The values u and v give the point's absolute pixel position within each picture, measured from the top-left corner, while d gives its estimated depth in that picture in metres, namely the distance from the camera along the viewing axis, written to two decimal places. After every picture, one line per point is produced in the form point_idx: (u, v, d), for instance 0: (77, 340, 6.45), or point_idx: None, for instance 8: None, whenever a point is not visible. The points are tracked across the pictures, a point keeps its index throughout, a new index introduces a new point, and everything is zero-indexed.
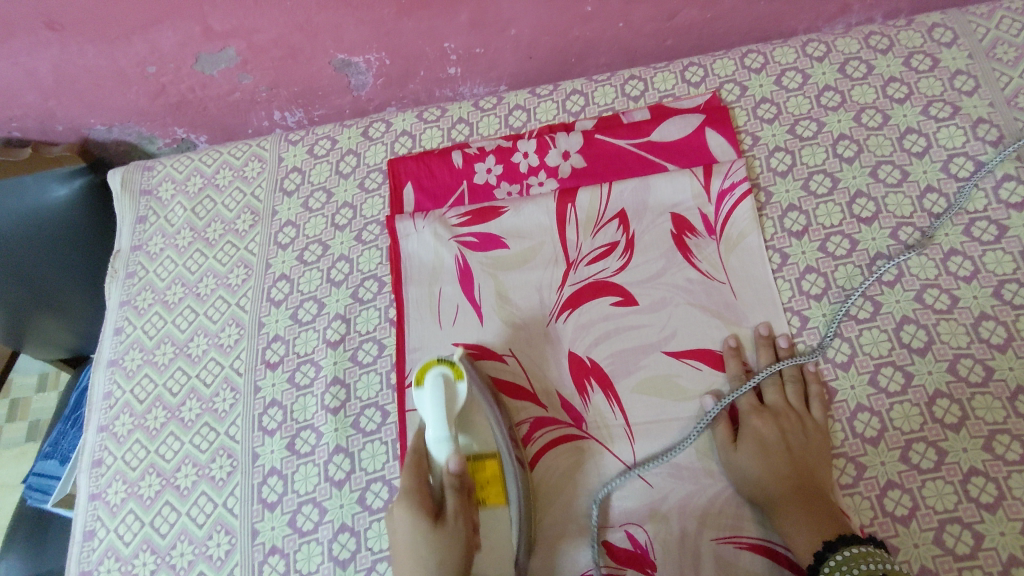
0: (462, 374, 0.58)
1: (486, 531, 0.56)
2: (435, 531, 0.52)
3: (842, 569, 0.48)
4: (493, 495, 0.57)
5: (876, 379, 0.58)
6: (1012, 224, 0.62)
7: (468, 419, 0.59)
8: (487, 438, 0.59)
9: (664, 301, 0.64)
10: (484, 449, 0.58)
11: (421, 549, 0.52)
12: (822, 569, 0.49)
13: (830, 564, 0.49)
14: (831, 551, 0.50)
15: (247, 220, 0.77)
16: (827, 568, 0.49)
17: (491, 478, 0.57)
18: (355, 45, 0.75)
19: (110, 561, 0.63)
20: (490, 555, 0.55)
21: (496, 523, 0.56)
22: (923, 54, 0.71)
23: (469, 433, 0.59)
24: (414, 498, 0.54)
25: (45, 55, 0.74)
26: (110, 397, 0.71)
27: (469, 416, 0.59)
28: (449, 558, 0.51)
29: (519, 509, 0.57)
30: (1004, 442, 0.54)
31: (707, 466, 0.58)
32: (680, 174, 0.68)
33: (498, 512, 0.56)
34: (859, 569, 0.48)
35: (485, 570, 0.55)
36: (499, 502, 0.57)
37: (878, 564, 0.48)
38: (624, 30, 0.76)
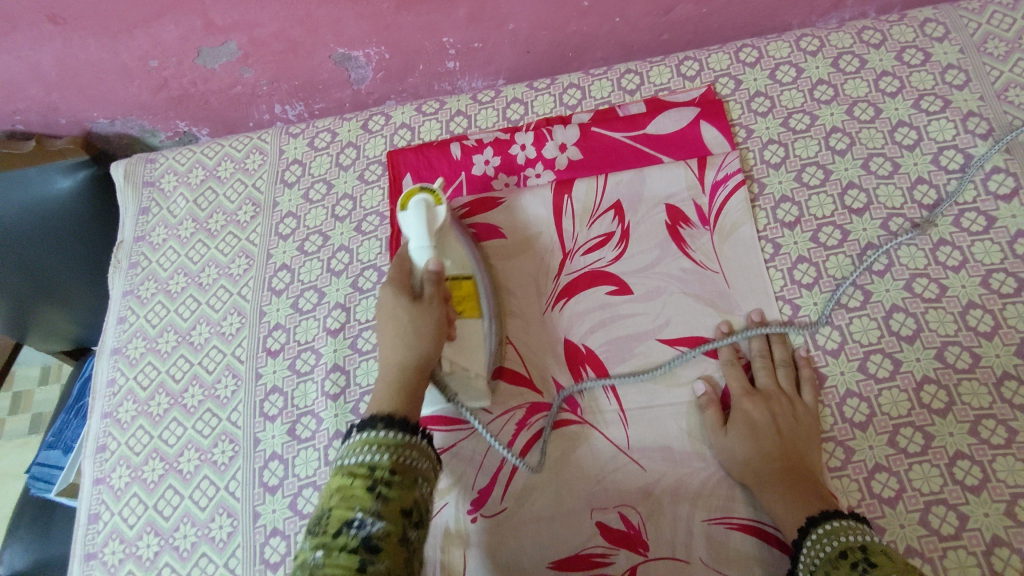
0: (441, 201, 0.64)
1: (462, 333, 0.62)
2: (413, 311, 0.57)
3: (822, 542, 0.49)
4: (469, 308, 0.63)
5: (865, 366, 0.60)
6: (1000, 215, 0.63)
7: (446, 241, 0.64)
8: (464, 263, 0.64)
9: (659, 290, 0.65)
10: (460, 270, 0.64)
11: (399, 328, 0.57)
12: (804, 544, 0.51)
13: (811, 538, 0.50)
14: (812, 526, 0.51)
15: (248, 211, 0.78)
16: (809, 542, 0.50)
17: (466, 295, 0.63)
18: (355, 39, 0.76)
19: (115, 543, 0.64)
20: (461, 350, 0.61)
21: (471, 328, 0.62)
22: (915, 48, 0.72)
23: (446, 255, 0.64)
24: (397, 288, 0.59)
25: (49, 48, 0.75)
26: (114, 384, 0.73)
27: (446, 239, 0.64)
28: (423, 339, 0.56)
29: (491, 325, 0.63)
30: (990, 426, 0.56)
31: (698, 450, 0.59)
32: (675, 166, 0.69)
33: (472, 323, 0.62)
34: (837, 542, 0.49)
35: (456, 357, 0.61)
36: (474, 314, 0.63)
37: (857, 536, 0.49)
38: (621, 25, 0.77)
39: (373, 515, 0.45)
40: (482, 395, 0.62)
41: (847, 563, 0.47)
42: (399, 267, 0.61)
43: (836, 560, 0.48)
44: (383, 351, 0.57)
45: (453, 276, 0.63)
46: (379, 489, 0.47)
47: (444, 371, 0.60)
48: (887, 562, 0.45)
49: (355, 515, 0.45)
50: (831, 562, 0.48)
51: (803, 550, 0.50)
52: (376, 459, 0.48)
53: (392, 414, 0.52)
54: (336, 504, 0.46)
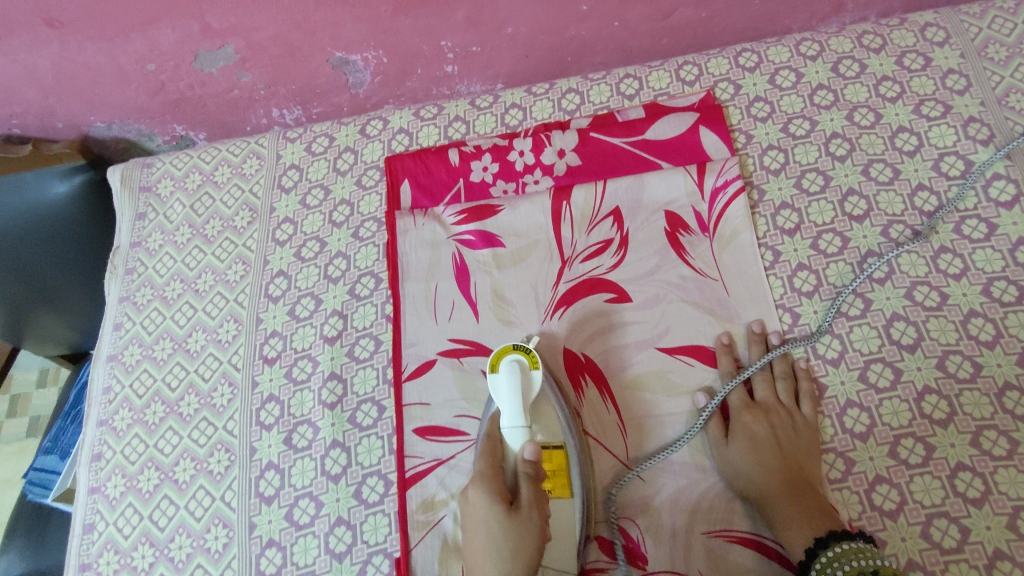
0: (536, 362, 0.59)
1: (555, 520, 0.58)
2: (508, 523, 0.53)
3: (833, 566, 0.49)
4: (560, 486, 0.58)
5: (865, 375, 0.59)
6: (1002, 223, 0.62)
7: (538, 410, 0.60)
8: (555, 430, 0.60)
9: (658, 299, 0.64)
10: (551, 439, 0.59)
11: (489, 549, 0.53)
12: (813, 568, 0.50)
13: (822, 561, 0.50)
14: (822, 547, 0.50)
15: (244, 217, 0.78)
16: (819, 566, 0.50)
17: (556, 470, 0.59)
18: (353, 43, 0.76)
19: (110, 554, 0.64)
20: (557, 547, 0.57)
21: (562, 513, 0.58)
22: (915, 53, 0.71)
23: (537, 424, 0.60)
24: (488, 487, 0.55)
25: (45, 52, 0.74)
26: (110, 392, 0.72)
27: (540, 409, 0.60)
28: (520, 560, 0.53)
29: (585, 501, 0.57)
30: (991, 437, 0.55)
31: (698, 461, 0.58)
32: (674, 173, 0.69)
33: (564, 505, 0.58)
34: (848, 565, 0.48)
35: (552, 559, 0.57)
36: (565, 495, 0.58)
37: (866, 560, 0.48)
38: (619, 29, 0.76)
39: None
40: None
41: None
42: (488, 449, 0.57)
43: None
44: (476, 556, 0.54)
45: (545, 446, 0.59)
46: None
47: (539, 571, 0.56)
48: None
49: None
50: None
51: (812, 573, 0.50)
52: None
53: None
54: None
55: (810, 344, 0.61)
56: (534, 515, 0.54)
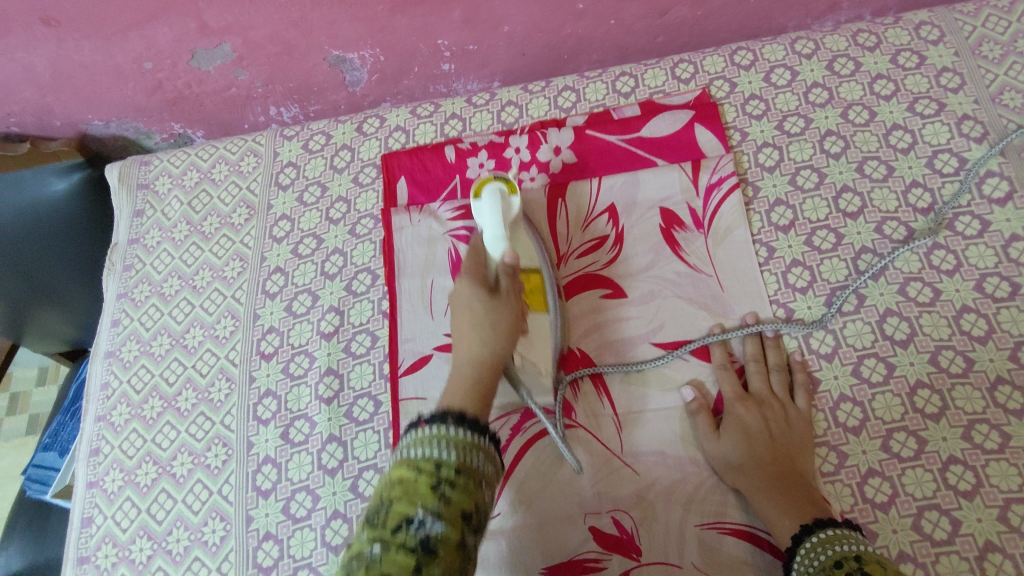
0: (514, 189, 0.62)
1: (532, 327, 0.62)
2: (490, 303, 0.57)
3: (814, 552, 0.49)
4: (536, 302, 0.62)
5: (858, 370, 0.59)
6: (995, 219, 0.63)
7: (516, 232, 0.63)
8: (530, 257, 0.63)
9: (653, 294, 0.65)
10: (528, 265, 0.63)
11: (475, 319, 0.57)
12: (798, 552, 0.50)
13: (804, 547, 0.50)
14: (806, 534, 0.51)
15: (242, 214, 0.78)
16: (802, 551, 0.50)
17: (533, 288, 0.63)
18: (350, 41, 0.76)
19: (108, 547, 0.64)
20: (533, 346, 0.61)
21: (537, 321, 0.62)
22: (910, 51, 0.72)
23: (516, 244, 0.62)
24: (474, 280, 0.59)
25: (43, 51, 0.75)
26: (108, 387, 0.72)
27: (517, 230, 0.63)
28: (500, 336, 0.56)
29: (557, 317, 0.63)
30: (983, 431, 0.55)
31: (691, 454, 0.59)
32: (669, 170, 0.69)
33: (540, 317, 0.62)
34: (831, 550, 0.48)
35: (527, 352, 0.61)
36: (541, 308, 0.62)
37: (851, 545, 0.48)
38: (616, 27, 0.77)
39: (435, 516, 0.42)
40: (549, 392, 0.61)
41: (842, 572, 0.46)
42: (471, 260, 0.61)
43: (831, 569, 0.47)
44: (461, 345, 0.56)
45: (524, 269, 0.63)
46: (442, 488, 0.43)
47: (516, 367, 0.60)
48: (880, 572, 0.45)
49: (415, 513, 0.42)
50: (825, 570, 0.48)
51: (797, 559, 0.50)
52: (444, 457, 0.45)
53: (463, 410, 0.49)
54: (396, 498, 0.43)
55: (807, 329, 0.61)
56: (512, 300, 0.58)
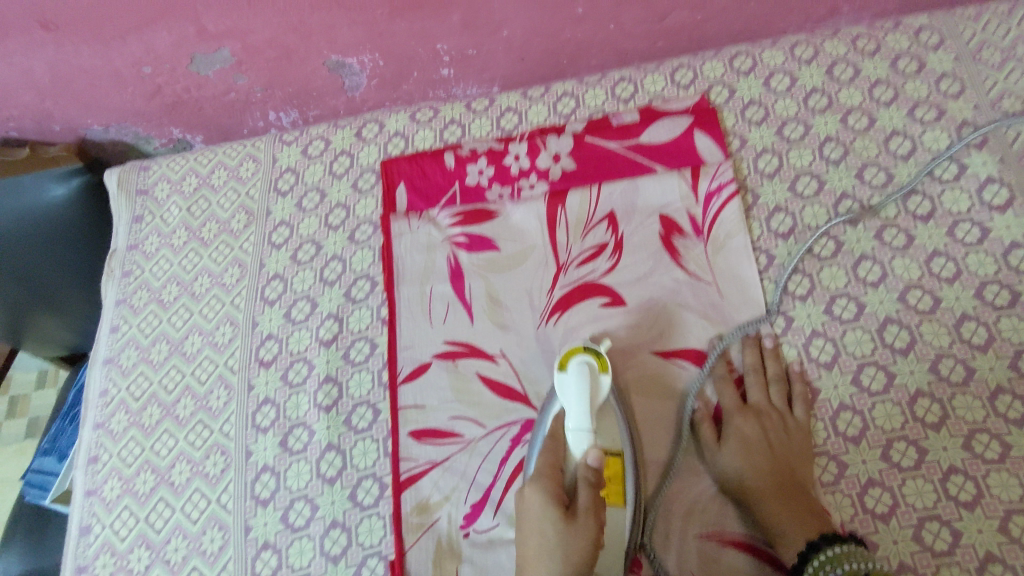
0: (605, 366, 0.57)
1: (607, 531, 0.55)
2: (564, 526, 0.52)
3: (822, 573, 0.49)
4: (615, 494, 0.56)
5: (858, 379, 0.59)
6: (995, 226, 0.62)
7: (600, 417, 0.58)
8: (613, 437, 0.58)
9: (653, 303, 0.64)
10: (609, 447, 0.57)
11: (545, 540, 0.52)
12: (805, 570, 0.50)
13: (812, 564, 0.50)
14: (814, 551, 0.50)
15: (241, 220, 0.78)
16: (810, 569, 0.50)
17: (614, 477, 0.56)
18: (349, 46, 0.76)
19: (107, 556, 0.64)
20: (609, 552, 0.55)
21: (615, 520, 0.55)
22: (910, 56, 0.72)
23: (599, 433, 0.57)
24: (545, 483, 0.55)
25: (41, 55, 0.75)
26: (107, 395, 0.72)
27: (602, 415, 0.58)
28: (574, 566, 0.51)
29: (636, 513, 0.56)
30: (983, 441, 0.55)
31: (690, 465, 0.59)
32: (668, 176, 0.69)
33: (617, 512, 0.55)
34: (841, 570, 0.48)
35: (601, 568, 0.55)
36: (619, 503, 0.56)
37: (859, 563, 0.48)
38: (615, 31, 0.77)
39: None
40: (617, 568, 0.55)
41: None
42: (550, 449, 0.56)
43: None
44: (530, 571, 0.52)
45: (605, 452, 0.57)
46: None
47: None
48: None
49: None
50: None
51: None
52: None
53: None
54: None
55: (778, 328, 0.62)
56: (590, 521, 0.52)
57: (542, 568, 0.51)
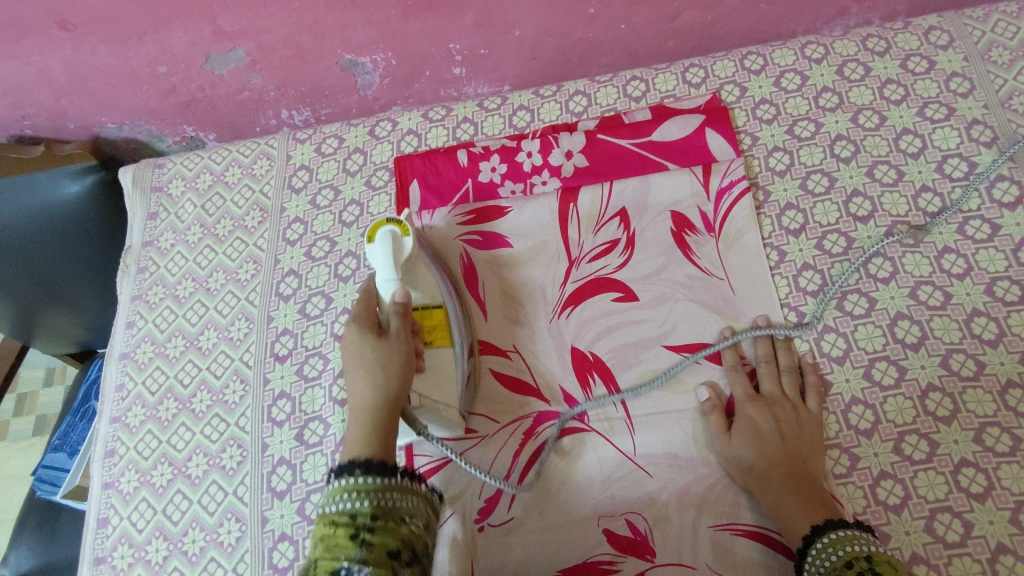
0: (408, 230, 0.63)
1: (431, 364, 0.61)
2: (378, 344, 0.56)
3: (827, 551, 0.50)
4: (440, 337, 0.62)
5: (870, 373, 0.60)
6: (1005, 223, 0.63)
7: (417, 272, 0.63)
8: (434, 292, 0.63)
9: (664, 297, 0.65)
10: (432, 300, 0.63)
11: (365, 363, 0.56)
12: (809, 553, 0.51)
13: (816, 547, 0.51)
14: (818, 535, 0.51)
15: (256, 217, 0.79)
16: (813, 552, 0.51)
17: (436, 324, 0.62)
18: (363, 45, 0.77)
19: (124, 547, 0.65)
20: (433, 380, 0.60)
21: (442, 359, 0.61)
22: (919, 56, 0.72)
23: (417, 287, 0.63)
24: (362, 326, 0.58)
25: (58, 54, 0.75)
26: (123, 389, 0.73)
27: (416, 271, 0.63)
28: (392, 374, 0.55)
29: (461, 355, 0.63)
30: (994, 434, 0.56)
31: (704, 456, 0.59)
32: (680, 174, 0.69)
33: (444, 352, 0.61)
34: (842, 552, 0.49)
35: (426, 391, 0.60)
36: (444, 342, 0.62)
37: (862, 546, 0.49)
38: (626, 31, 0.78)
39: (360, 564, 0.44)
40: (454, 425, 0.61)
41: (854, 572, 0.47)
42: (364, 304, 0.61)
43: (842, 569, 0.48)
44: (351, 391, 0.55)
45: (424, 306, 0.62)
46: (362, 535, 0.46)
47: (415, 406, 0.59)
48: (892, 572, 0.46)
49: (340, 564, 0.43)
50: (836, 571, 0.48)
51: (808, 559, 0.51)
52: (356, 506, 0.47)
53: (371, 457, 0.50)
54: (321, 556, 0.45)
55: (793, 334, 0.62)
56: (403, 340, 0.57)
57: (365, 382, 0.55)
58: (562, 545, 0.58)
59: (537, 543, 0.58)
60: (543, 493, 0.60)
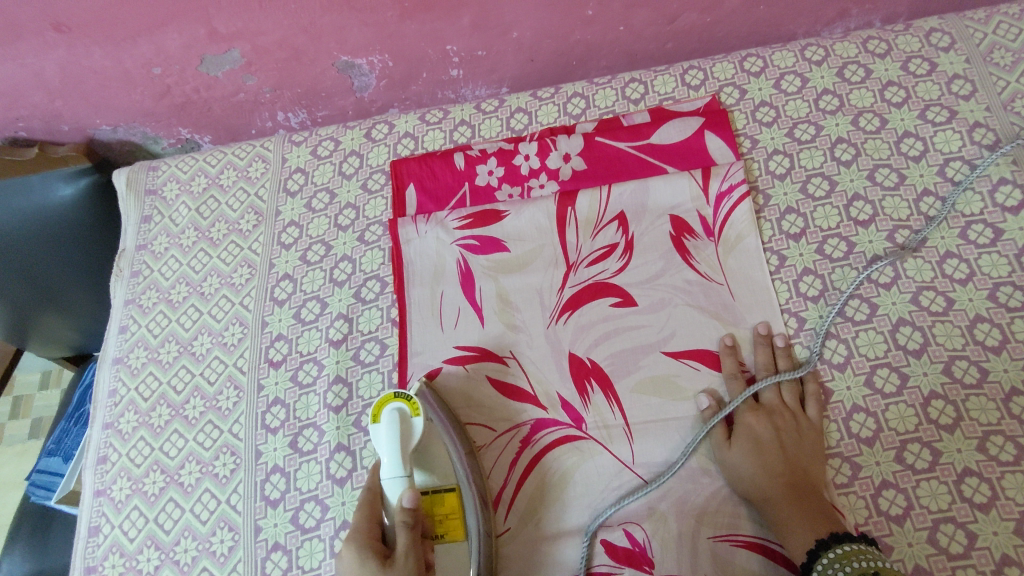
0: (417, 410, 0.58)
1: (444, 566, 0.56)
2: (383, 575, 0.50)
3: (832, 569, 0.49)
4: (453, 529, 0.57)
5: (872, 380, 0.59)
6: (1008, 228, 0.62)
7: (429, 452, 0.60)
8: (446, 472, 0.59)
9: (663, 303, 0.64)
10: (443, 484, 0.58)
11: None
12: (815, 567, 0.50)
13: (822, 562, 0.50)
14: (823, 549, 0.51)
15: (250, 220, 0.78)
16: (820, 567, 0.50)
17: (449, 513, 0.57)
18: (359, 47, 0.76)
19: (115, 556, 0.64)
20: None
21: (454, 556, 0.56)
22: (920, 58, 0.71)
23: (426, 471, 0.59)
24: (367, 535, 0.52)
25: (51, 56, 0.75)
26: (115, 395, 0.72)
27: (428, 449, 0.60)
28: None
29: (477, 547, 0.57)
30: (998, 443, 0.55)
31: (704, 465, 0.58)
32: (679, 177, 0.68)
33: (457, 546, 0.56)
34: (849, 568, 0.49)
35: None
36: (458, 536, 0.57)
37: (868, 561, 0.49)
38: (625, 33, 0.77)
39: None
40: None
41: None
42: (369, 506, 0.55)
43: None
44: None
45: (436, 490, 0.58)
46: None
47: None
48: None
49: None
50: None
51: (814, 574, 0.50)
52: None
53: None
54: None
55: (798, 374, 0.60)
56: (409, 562, 0.50)
57: None
58: (554, 555, 0.58)
59: (527, 555, 0.58)
60: (539, 502, 0.59)
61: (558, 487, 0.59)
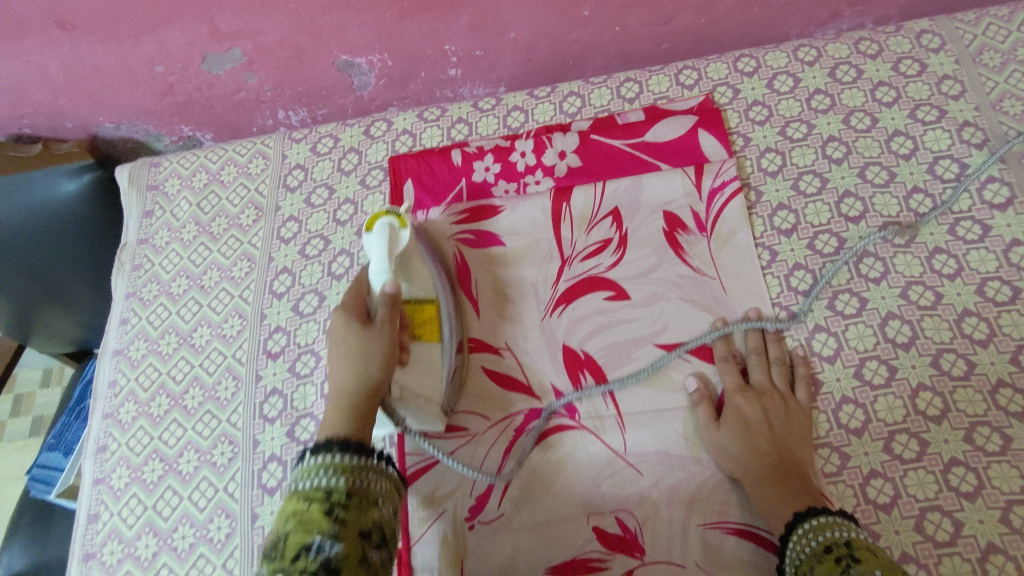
0: (406, 223, 0.63)
1: (416, 355, 0.60)
2: (364, 332, 0.56)
3: (806, 538, 0.50)
4: (429, 332, 0.61)
5: (860, 372, 0.60)
6: (996, 224, 0.63)
7: (411, 266, 0.63)
8: (427, 285, 0.63)
9: (657, 296, 0.65)
10: (424, 295, 0.63)
11: (348, 349, 0.56)
12: (791, 539, 0.51)
13: (797, 533, 0.51)
14: (800, 520, 0.51)
15: (251, 215, 0.79)
16: (795, 538, 0.51)
17: (427, 318, 0.62)
18: (359, 46, 0.77)
19: (114, 543, 0.65)
20: (416, 378, 0.60)
21: (427, 354, 0.61)
22: (911, 59, 0.73)
23: (411, 281, 0.63)
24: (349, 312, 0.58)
25: (56, 54, 0.76)
26: (115, 385, 0.73)
27: (411, 264, 0.63)
28: (374, 361, 0.55)
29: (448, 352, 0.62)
30: (984, 433, 0.56)
31: (695, 455, 0.59)
32: (674, 174, 0.70)
33: (431, 347, 0.61)
34: (821, 538, 0.49)
35: (409, 383, 0.59)
36: (433, 338, 0.61)
37: (842, 532, 0.49)
38: (620, 34, 0.78)
39: (333, 539, 0.42)
40: (435, 419, 0.60)
41: (832, 557, 0.47)
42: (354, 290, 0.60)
43: (821, 554, 0.48)
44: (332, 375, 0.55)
45: (416, 299, 0.62)
46: (335, 513, 0.44)
47: (396, 399, 0.58)
48: (870, 557, 0.46)
49: (312, 539, 0.42)
50: (814, 557, 0.49)
51: (790, 545, 0.51)
52: (332, 484, 0.46)
53: (347, 435, 0.50)
54: (293, 530, 0.43)
55: (782, 326, 0.62)
56: (386, 330, 0.57)
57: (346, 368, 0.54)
58: (550, 543, 0.58)
59: (518, 547, 0.58)
60: (531, 491, 0.60)
61: (551, 476, 0.60)
